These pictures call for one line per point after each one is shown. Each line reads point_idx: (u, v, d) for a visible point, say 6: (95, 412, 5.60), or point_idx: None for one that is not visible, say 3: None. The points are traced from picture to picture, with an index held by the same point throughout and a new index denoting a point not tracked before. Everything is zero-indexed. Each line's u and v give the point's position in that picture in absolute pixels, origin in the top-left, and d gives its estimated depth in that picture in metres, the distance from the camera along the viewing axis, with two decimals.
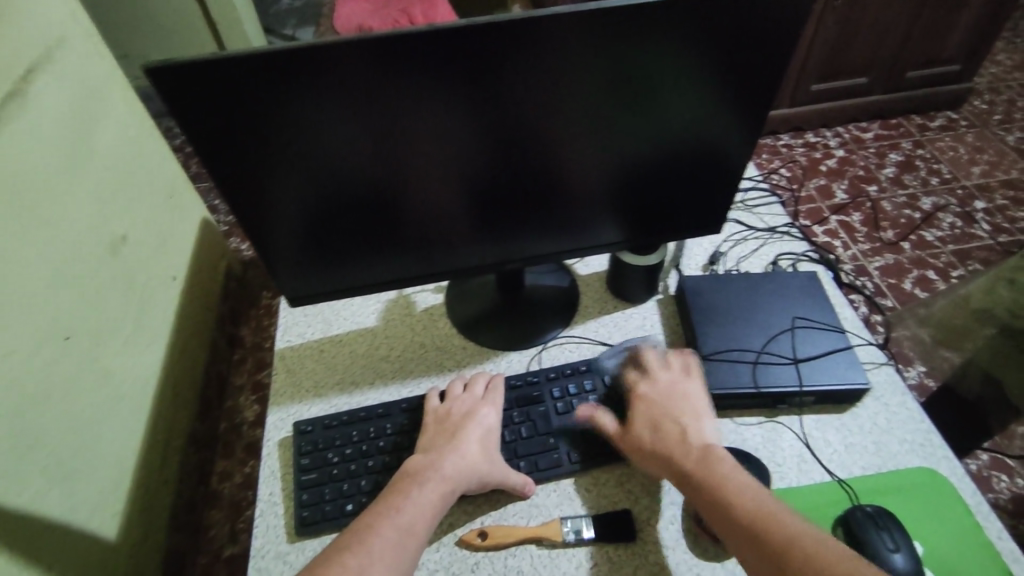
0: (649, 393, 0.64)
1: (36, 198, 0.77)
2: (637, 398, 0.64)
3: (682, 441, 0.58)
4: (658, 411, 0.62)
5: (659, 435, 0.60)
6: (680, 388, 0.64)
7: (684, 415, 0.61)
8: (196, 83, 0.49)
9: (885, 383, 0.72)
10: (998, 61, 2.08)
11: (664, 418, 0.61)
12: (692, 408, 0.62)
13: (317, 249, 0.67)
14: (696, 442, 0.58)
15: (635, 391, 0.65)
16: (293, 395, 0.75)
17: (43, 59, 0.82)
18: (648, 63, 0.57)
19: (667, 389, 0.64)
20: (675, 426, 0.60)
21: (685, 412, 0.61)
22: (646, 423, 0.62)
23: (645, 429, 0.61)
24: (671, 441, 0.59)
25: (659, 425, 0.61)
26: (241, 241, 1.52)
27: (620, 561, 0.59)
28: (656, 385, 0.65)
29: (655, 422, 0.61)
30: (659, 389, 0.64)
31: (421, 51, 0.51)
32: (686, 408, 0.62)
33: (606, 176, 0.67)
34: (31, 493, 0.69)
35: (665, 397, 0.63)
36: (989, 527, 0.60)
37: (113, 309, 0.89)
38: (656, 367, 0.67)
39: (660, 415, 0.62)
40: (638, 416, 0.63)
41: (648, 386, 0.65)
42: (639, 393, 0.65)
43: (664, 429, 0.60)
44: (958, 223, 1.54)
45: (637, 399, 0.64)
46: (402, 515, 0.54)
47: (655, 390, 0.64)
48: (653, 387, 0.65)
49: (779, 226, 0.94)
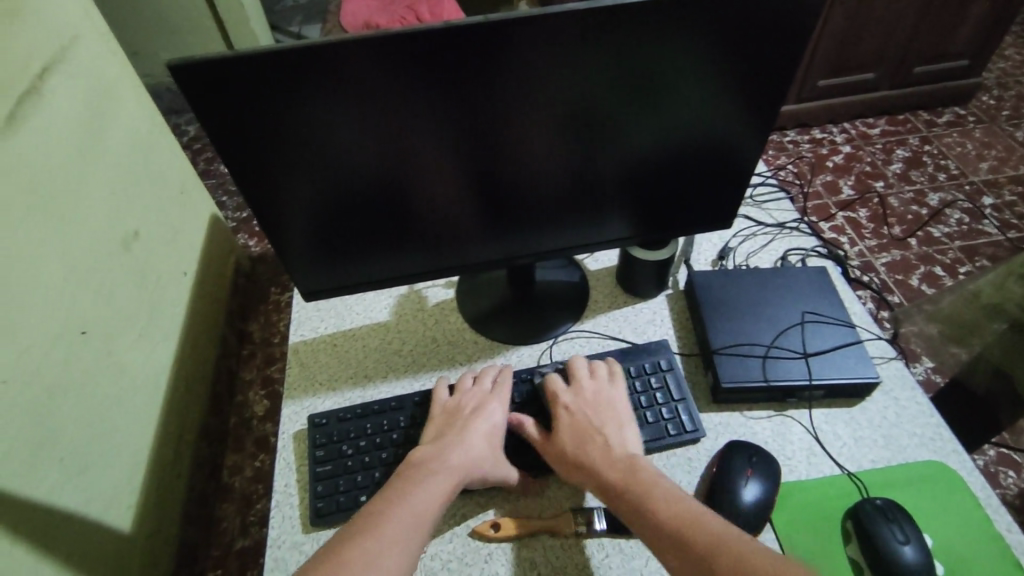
0: (573, 404, 0.65)
1: (53, 196, 0.78)
2: (560, 409, 0.65)
3: (605, 451, 0.60)
4: (582, 422, 0.63)
5: (581, 446, 0.61)
6: (602, 400, 0.66)
7: (607, 427, 0.63)
8: (219, 80, 0.50)
9: (895, 378, 0.72)
10: (1007, 56, 2.07)
11: (587, 430, 0.62)
12: (615, 421, 0.64)
13: (331, 244, 0.68)
14: (619, 453, 0.59)
15: (559, 401, 0.66)
16: (306, 389, 0.76)
17: (58, 58, 0.83)
18: (658, 60, 0.57)
19: (591, 401, 0.66)
20: (599, 438, 0.61)
21: (609, 425, 0.63)
22: (569, 433, 0.63)
23: (568, 439, 0.62)
24: (595, 451, 0.60)
25: (585, 436, 0.62)
26: (250, 237, 1.53)
27: (632, 551, 0.60)
28: (579, 397, 0.66)
29: (579, 434, 0.62)
30: (583, 400, 0.66)
31: (435, 49, 0.52)
32: (608, 420, 0.64)
33: (618, 172, 0.68)
34: (49, 484, 0.70)
35: (591, 408, 0.65)
36: (999, 520, 0.60)
37: (127, 304, 0.90)
38: (582, 377, 0.68)
39: (582, 426, 0.63)
40: (562, 428, 0.63)
41: (573, 397, 0.66)
42: (561, 404, 0.66)
43: (587, 440, 0.61)
44: (966, 219, 1.54)
45: (561, 410, 0.65)
46: (414, 502, 0.54)
47: (580, 403, 0.65)
48: (576, 399, 0.66)
49: (788, 221, 0.94)
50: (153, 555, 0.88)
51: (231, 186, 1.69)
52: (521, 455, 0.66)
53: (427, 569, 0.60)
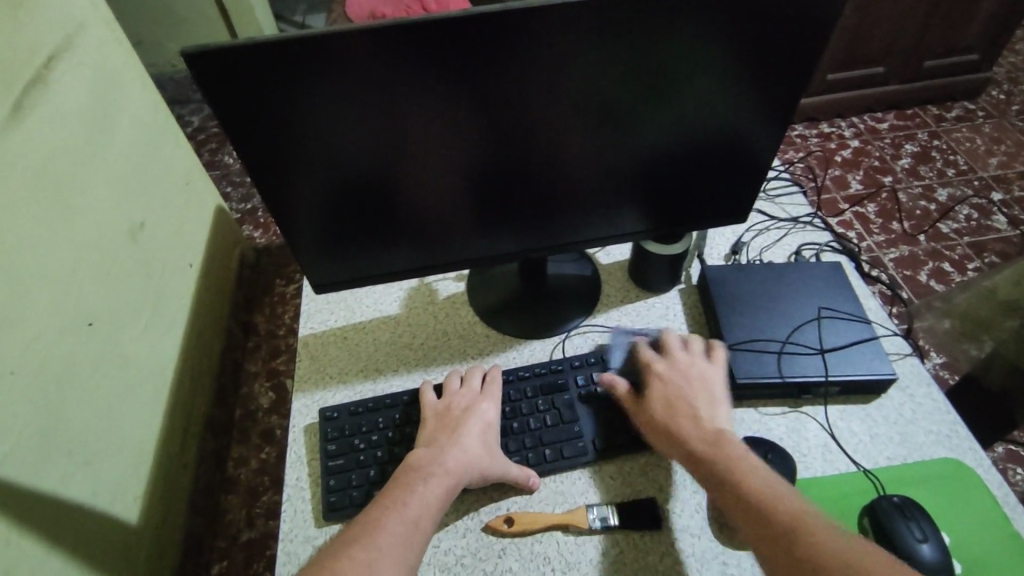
0: (668, 375, 0.65)
1: (60, 185, 0.77)
2: (654, 378, 0.65)
3: (693, 421, 0.60)
4: (674, 392, 0.63)
5: (670, 413, 0.61)
6: (698, 374, 0.65)
7: (699, 399, 0.62)
8: (232, 68, 0.49)
9: (910, 374, 0.72)
10: (1018, 50, 2.05)
11: (679, 400, 0.62)
12: (708, 393, 0.63)
13: (344, 235, 0.67)
14: (708, 424, 0.59)
15: (653, 371, 0.66)
16: (317, 381, 0.76)
17: (64, 47, 0.82)
18: (678, 50, 0.56)
19: (686, 372, 0.65)
20: (689, 407, 0.61)
21: (702, 398, 0.63)
22: (659, 401, 0.63)
23: (657, 407, 0.62)
24: (683, 420, 0.60)
25: (674, 404, 0.62)
26: (255, 228, 1.52)
27: (647, 547, 0.60)
28: (673, 369, 0.66)
29: (668, 402, 0.62)
30: (679, 372, 0.66)
31: (453, 37, 0.51)
32: (700, 392, 0.63)
33: (634, 165, 0.67)
34: (57, 475, 0.70)
35: (685, 380, 0.64)
36: (1017, 518, 0.60)
37: (134, 296, 0.89)
38: (677, 351, 0.68)
39: (675, 395, 0.63)
40: (654, 396, 0.64)
41: (667, 367, 0.66)
42: (656, 373, 0.66)
43: (676, 409, 0.61)
44: (975, 215, 1.53)
45: (656, 379, 0.65)
46: (408, 509, 0.55)
47: (675, 374, 0.65)
48: (671, 370, 0.66)
49: (801, 216, 0.93)
50: (159, 547, 0.88)
51: (235, 178, 1.68)
52: (534, 450, 0.66)
53: (440, 564, 0.60)
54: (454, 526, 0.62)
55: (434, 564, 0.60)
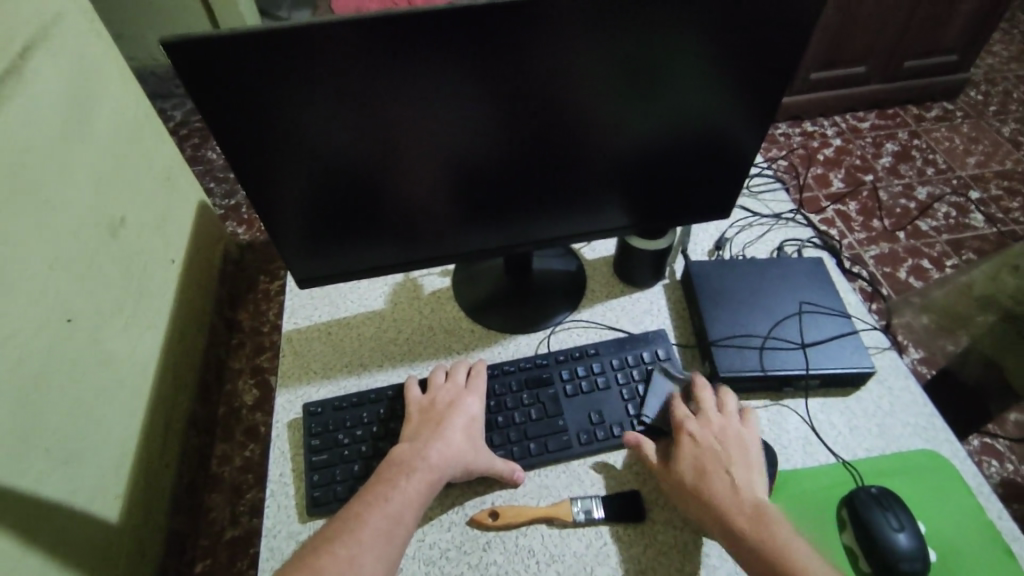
0: (700, 435, 0.61)
1: (36, 179, 0.76)
2: (684, 437, 0.61)
3: (732, 492, 0.56)
4: (707, 455, 0.59)
5: (706, 481, 0.58)
6: (731, 431, 0.61)
7: (736, 462, 0.59)
8: (213, 60, 0.48)
9: (889, 368, 0.73)
10: (995, 52, 2.09)
11: (714, 465, 0.58)
12: (744, 455, 0.60)
13: (328, 230, 0.67)
14: (748, 496, 0.56)
15: (685, 430, 0.62)
16: (301, 377, 0.75)
17: (40, 38, 0.80)
18: (662, 46, 0.57)
19: (719, 431, 0.61)
20: (726, 474, 0.58)
21: (737, 461, 0.59)
22: (693, 466, 0.59)
23: (691, 474, 0.59)
24: (721, 490, 0.56)
25: (708, 471, 0.58)
26: (239, 224, 1.50)
27: (631, 540, 0.60)
28: (705, 426, 0.62)
29: (703, 468, 0.59)
30: (711, 430, 0.62)
31: (437, 31, 0.51)
32: (735, 454, 0.59)
33: (619, 160, 0.67)
34: (36, 474, 0.69)
35: (719, 441, 0.60)
36: (990, 507, 0.62)
37: (114, 291, 0.88)
38: (709, 405, 0.64)
39: (709, 460, 0.59)
40: (686, 459, 0.60)
41: (699, 425, 0.62)
42: (687, 433, 0.62)
43: (712, 477, 0.58)
44: (953, 213, 1.56)
45: (686, 439, 0.61)
46: (391, 504, 0.55)
47: (707, 432, 0.61)
48: (703, 429, 0.62)
49: (783, 212, 0.94)
50: (141, 546, 0.87)
51: (219, 173, 1.66)
52: (519, 444, 0.66)
53: (425, 557, 0.60)
54: (439, 520, 0.62)
55: (419, 558, 0.60)
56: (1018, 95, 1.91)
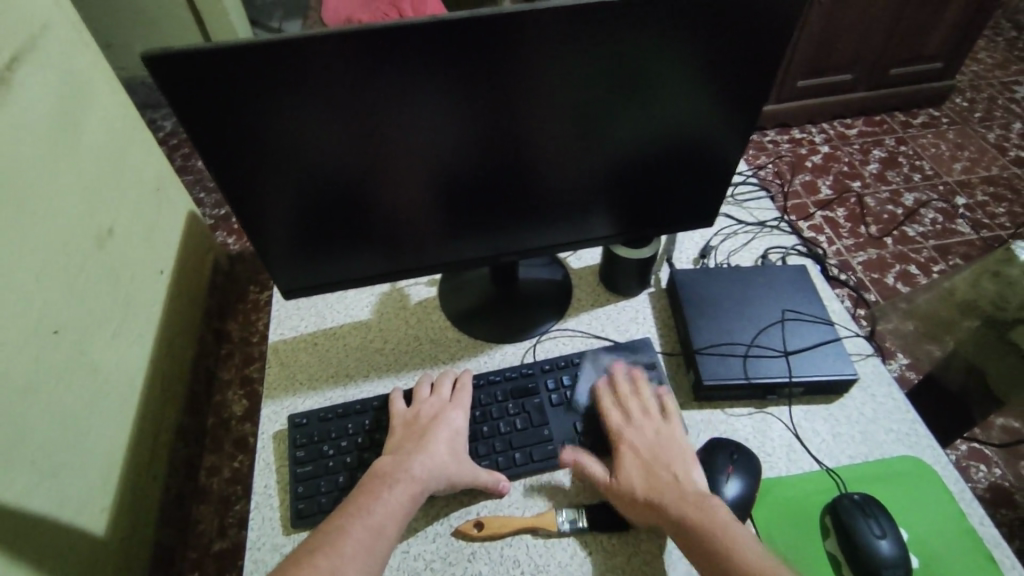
0: (635, 441, 0.62)
1: (22, 190, 0.75)
2: (622, 446, 0.62)
3: (675, 487, 0.57)
4: (646, 458, 0.61)
5: (650, 481, 0.58)
6: (662, 430, 0.63)
7: (673, 459, 0.60)
8: (195, 75, 0.49)
9: (872, 375, 0.73)
10: (980, 59, 2.12)
11: (653, 465, 0.60)
12: (679, 451, 0.61)
13: (313, 242, 0.67)
14: (689, 489, 0.57)
15: (620, 437, 0.63)
16: (287, 388, 0.75)
17: (27, 50, 0.80)
18: (641, 58, 0.57)
19: (653, 431, 0.63)
20: (666, 472, 0.59)
21: (674, 458, 0.60)
22: (635, 470, 0.60)
23: (632, 476, 0.59)
24: (665, 487, 0.57)
25: (649, 471, 0.59)
26: (229, 233, 1.50)
27: (615, 549, 0.60)
28: (638, 430, 0.64)
29: (644, 469, 0.60)
30: (644, 436, 0.63)
31: (419, 44, 0.51)
32: (671, 452, 0.61)
33: (601, 171, 0.68)
34: (20, 487, 0.68)
35: (653, 444, 0.62)
36: (972, 513, 0.62)
37: (101, 303, 0.88)
38: (636, 412, 0.65)
39: (648, 462, 0.60)
40: (626, 465, 0.60)
41: (632, 432, 0.64)
42: (623, 438, 0.63)
43: (654, 476, 0.59)
44: (939, 219, 1.57)
45: (624, 445, 0.62)
46: (373, 516, 0.55)
47: (640, 438, 0.63)
48: (637, 435, 0.63)
49: (768, 220, 0.95)
50: (128, 559, 0.86)
51: (209, 183, 1.66)
52: (503, 454, 0.66)
53: (410, 569, 0.59)
54: (424, 531, 0.62)
55: (403, 570, 0.59)
56: (1002, 102, 1.93)
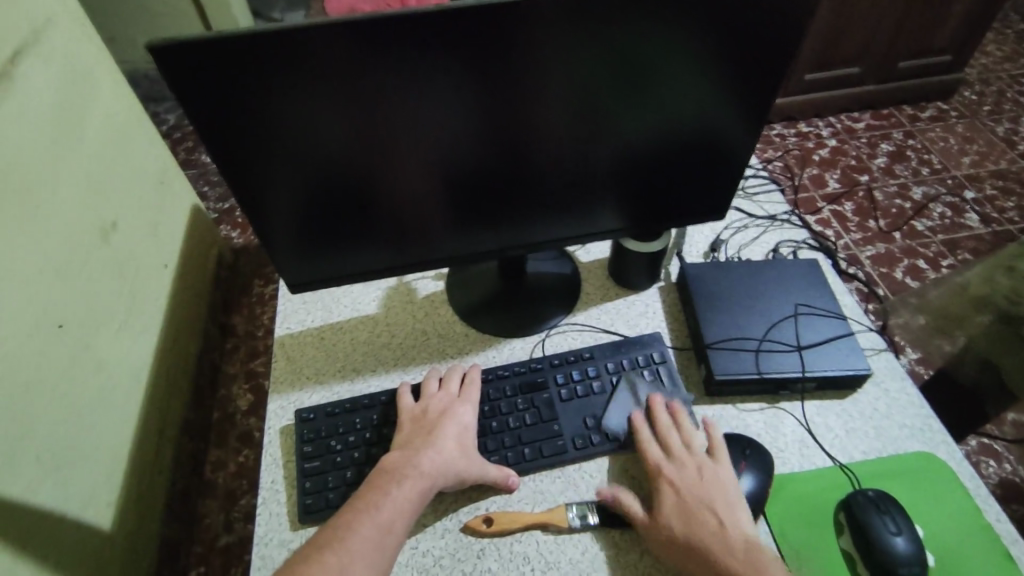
0: (677, 479, 0.60)
1: (26, 184, 0.75)
2: (664, 484, 0.60)
3: (722, 537, 0.55)
4: (690, 499, 0.58)
5: (694, 527, 0.56)
6: (707, 466, 0.60)
7: (718, 501, 0.57)
8: (199, 64, 0.48)
9: (885, 370, 0.73)
10: (989, 52, 2.10)
11: (696, 509, 0.57)
12: (724, 491, 0.58)
13: (319, 235, 0.66)
14: (737, 538, 0.55)
15: (662, 474, 0.60)
16: (293, 382, 0.75)
17: (30, 42, 0.79)
18: (653, 48, 0.56)
19: (696, 467, 0.60)
20: (711, 518, 0.56)
21: (719, 501, 0.57)
22: (678, 513, 0.57)
23: (674, 522, 0.56)
24: (709, 535, 0.55)
25: (693, 515, 0.57)
26: (232, 227, 1.49)
27: (626, 545, 0.60)
28: (681, 467, 0.61)
29: (688, 514, 0.57)
30: (688, 474, 0.60)
31: (428, 32, 0.50)
32: (717, 493, 0.58)
33: (612, 163, 0.67)
34: (26, 482, 0.68)
35: (697, 483, 0.59)
36: (988, 509, 0.61)
37: (105, 297, 0.87)
38: (677, 447, 0.62)
39: (691, 504, 0.57)
40: (667, 507, 0.58)
41: (675, 469, 0.61)
42: (665, 475, 0.60)
43: (700, 521, 0.56)
44: (949, 213, 1.56)
45: (666, 485, 0.60)
46: (383, 512, 0.54)
47: (683, 477, 0.60)
48: (680, 472, 0.60)
49: (778, 213, 0.94)
50: (134, 554, 0.86)
51: (212, 177, 1.65)
52: (513, 450, 0.65)
53: (419, 565, 0.59)
54: (433, 527, 0.61)
55: (412, 566, 0.59)
56: (1011, 95, 1.91)
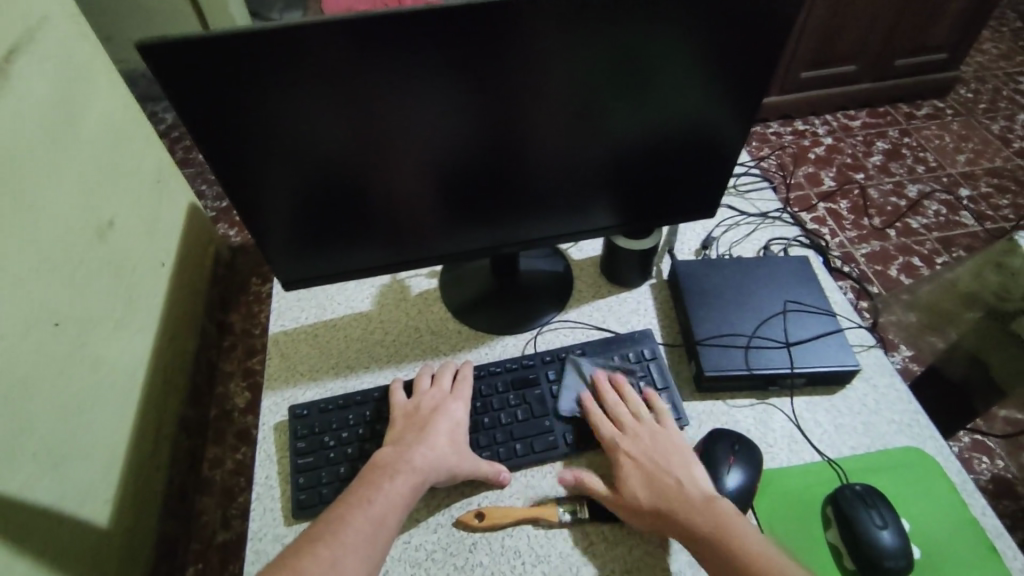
0: (633, 451, 0.62)
1: (22, 183, 0.75)
2: (621, 459, 0.61)
3: (683, 494, 0.57)
4: (648, 468, 0.60)
5: (658, 491, 0.58)
6: (657, 432, 0.63)
7: (673, 464, 0.60)
8: (191, 62, 0.48)
9: (874, 366, 0.73)
10: (985, 50, 2.10)
11: (656, 475, 0.59)
12: (677, 453, 0.61)
13: (312, 233, 0.67)
14: (696, 494, 0.57)
15: (619, 450, 0.62)
16: (287, 379, 0.75)
17: (25, 41, 0.80)
18: (642, 47, 0.57)
19: (648, 436, 0.63)
20: (671, 478, 0.58)
21: (675, 462, 0.60)
22: (639, 482, 0.59)
23: (637, 491, 0.58)
24: (671, 495, 0.57)
25: (654, 481, 0.59)
26: (229, 226, 1.50)
27: (616, 539, 0.60)
28: (635, 439, 0.63)
29: (650, 481, 0.59)
30: (643, 445, 0.62)
31: (418, 31, 0.51)
32: (673, 456, 0.61)
33: (603, 161, 0.68)
34: (23, 478, 0.68)
35: (653, 451, 0.61)
36: (974, 504, 0.62)
37: (102, 295, 0.88)
38: (628, 422, 0.64)
39: (651, 472, 0.59)
40: (628, 479, 0.60)
41: (630, 442, 0.62)
42: (621, 450, 0.62)
43: (661, 485, 0.58)
44: (943, 211, 1.56)
45: (624, 459, 0.61)
46: (375, 506, 0.55)
47: (639, 449, 0.62)
48: (635, 445, 0.62)
49: (770, 211, 0.94)
50: (131, 551, 0.87)
51: (209, 175, 1.66)
52: (505, 445, 0.66)
53: (411, 559, 0.60)
54: (426, 522, 0.62)
55: (405, 560, 0.60)
56: (1006, 93, 1.92)
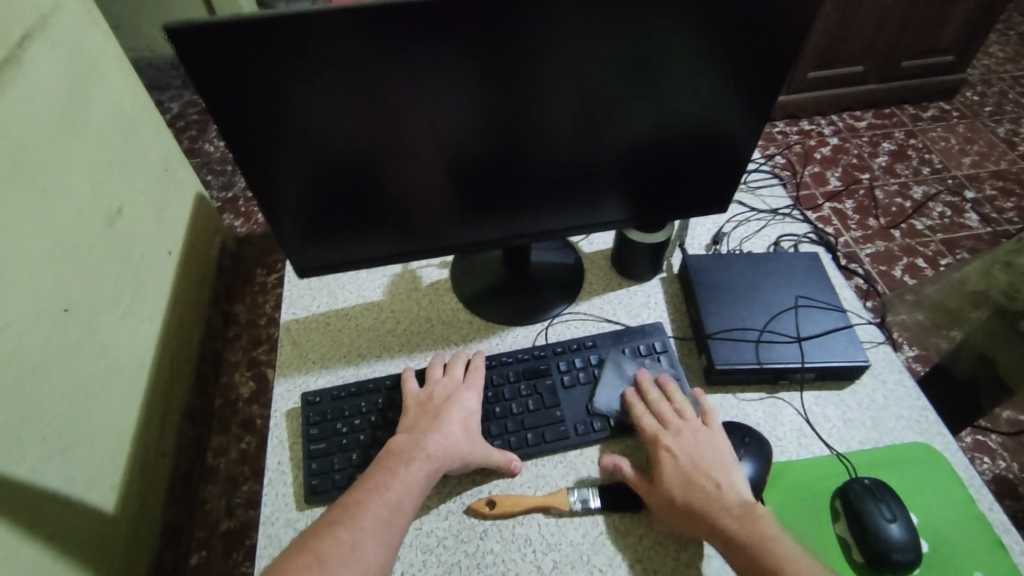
0: (676, 446, 0.61)
1: (34, 168, 0.75)
2: (662, 452, 0.61)
3: (720, 498, 0.56)
4: (688, 465, 0.59)
5: (694, 490, 0.57)
6: (702, 433, 0.62)
7: (715, 466, 0.59)
8: (212, 45, 0.48)
9: (883, 362, 0.74)
10: (992, 53, 2.11)
11: (695, 474, 0.59)
12: (722, 456, 0.60)
13: (326, 221, 0.67)
14: (734, 500, 0.56)
15: (661, 443, 0.62)
16: (299, 366, 0.76)
17: (38, 26, 0.80)
18: (659, 42, 0.57)
19: (692, 435, 0.62)
20: (709, 480, 0.58)
21: (717, 464, 0.59)
22: (678, 477, 0.59)
23: (675, 486, 0.58)
24: (709, 497, 0.57)
25: (693, 480, 0.58)
26: (236, 216, 1.50)
27: (626, 529, 0.61)
28: (678, 434, 0.62)
29: (687, 478, 0.58)
30: (686, 443, 0.61)
31: (436, 20, 0.51)
32: (715, 458, 0.60)
33: (617, 154, 0.68)
34: (32, 461, 0.69)
35: (694, 451, 0.61)
36: (981, 500, 0.62)
37: (111, 281, 0.88)
38: (672, 417, 0.64)
39: (690, 470, 0.59)
40: (669, 473, 0.59)
41: (673, 438, 0.62)
42: (662, 443, 0.62)
43: (699, 485, 0.58)
44: (948, 213, 1.57)
45: (664, 453, 0.61)
46: (391, 493, 0.55)
47: (681, 445, 0.61)
48: (679, 440, 0.62)
49: (780, 208, 0.95)
50: (137, 537, 0.87)
51: (216, 165, 1.66)
52: (516, 435, 0.66)
53: (423, 545, 0.60)
54: (437, 509, 0.62)
55: (416, 546, 0.60)
56: (1012, 96, 1.92)
